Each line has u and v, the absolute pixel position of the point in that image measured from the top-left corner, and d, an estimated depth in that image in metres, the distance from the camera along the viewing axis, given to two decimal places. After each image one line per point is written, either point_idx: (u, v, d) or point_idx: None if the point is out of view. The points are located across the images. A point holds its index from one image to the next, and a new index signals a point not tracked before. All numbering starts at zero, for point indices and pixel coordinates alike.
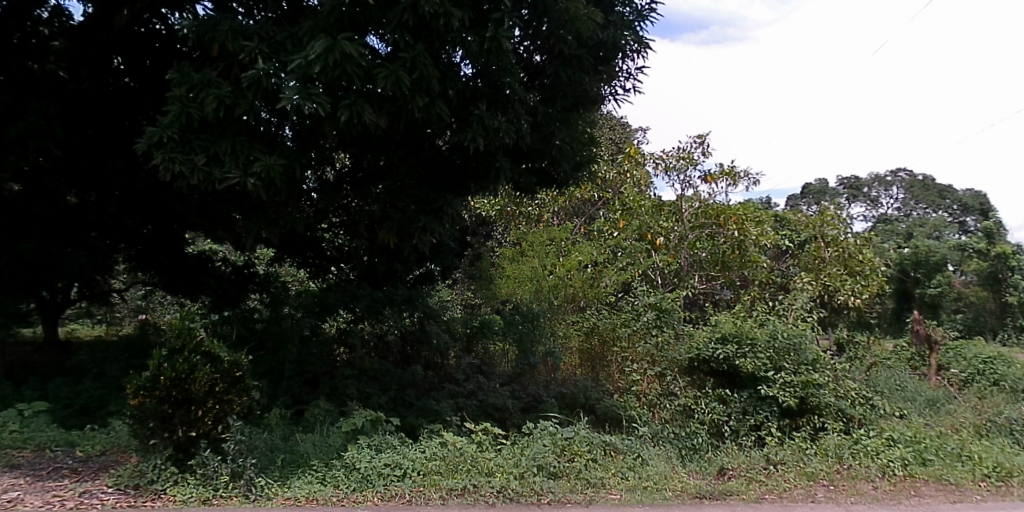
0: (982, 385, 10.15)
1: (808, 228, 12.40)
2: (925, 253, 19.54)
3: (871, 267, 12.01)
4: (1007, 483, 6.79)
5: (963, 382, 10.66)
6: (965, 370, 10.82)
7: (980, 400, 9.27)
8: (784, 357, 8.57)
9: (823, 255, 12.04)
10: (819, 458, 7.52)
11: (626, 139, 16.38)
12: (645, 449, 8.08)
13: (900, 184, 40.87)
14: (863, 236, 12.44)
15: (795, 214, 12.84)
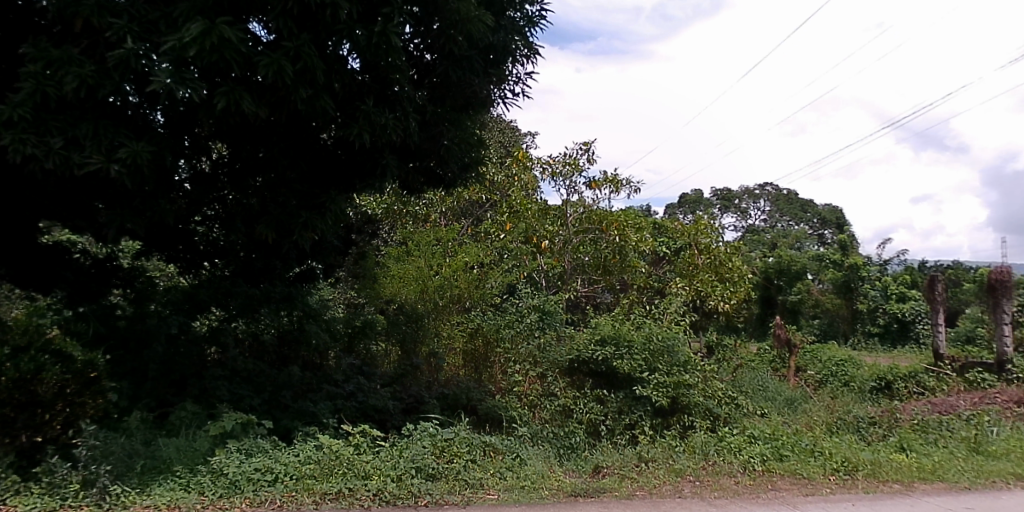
0: (835, 385, 10.91)
1: (684, 236, 12.80)
2: (786, 262, 24.92)
3: (738, 275, 12.87)
4: (853, 476, 7.26)
5: (818, 382, 11.41)
6: (820, 372, 11.67)
7: (831, 399, 9.97)
8: (658, 358, 8.92)
9: (696, 262, 12.62)
10: (686, 454, 7.90)
11: (515, 142, 16.62)
12: (523, 449, 8.16)
13: (767, 198, 44.02)
14: (732, 244, 13.18)
15: (672, 220, 13.09)
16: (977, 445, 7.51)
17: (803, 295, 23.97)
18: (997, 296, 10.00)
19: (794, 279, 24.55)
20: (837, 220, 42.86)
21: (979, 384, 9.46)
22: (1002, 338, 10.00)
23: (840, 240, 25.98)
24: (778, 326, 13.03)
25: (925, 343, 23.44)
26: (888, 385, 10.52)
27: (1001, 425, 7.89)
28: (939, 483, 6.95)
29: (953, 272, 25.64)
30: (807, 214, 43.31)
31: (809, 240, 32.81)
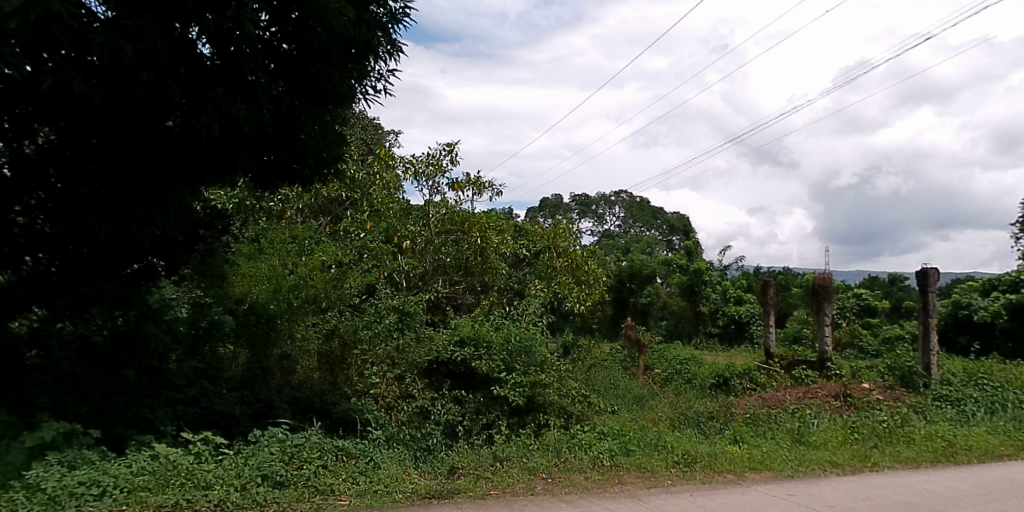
0: (679, 383, 11.60)
1: (543, 239, 13.15)
2: (638, 267, 27.86)
3: (593, 277, 13.41)
4: (692, 467, 7.66)
5: (665, 380, 12.10)
6: (666, 371, 12.39)
7: (674, 396, 10.57)
8: (516, 359, 9.12)
9: (555, 265, 13.01)
10: (540, 452, 8.06)
11: (377, 139, 16.54)
12: (378, 452, 8.02)
13: (620, 204, 46.62)
14: (588, 248, 13.77)
15: (532, 224, 13.59)
16: (801, 435, 8.12)
17: (653, 297, 26.92)
18: (819, 299, 10.87)
19: (643, 283, 27.84)
20: (685, 228, 45.92)
21: (803, 379, 10.31)
22: (821, 339, 10.86)
23: (686, 246, 28.21)
24: (629, 327, 13.86)
25: (758, 342, 25.60)
26: (725, 382, 11.29)
27: (820, 416, 8.63)
28: (767, 471, 7.48)
29: (785, 279, 28.17)
30: (657, 221, 46.02)
31: (658, 247, 34.96)
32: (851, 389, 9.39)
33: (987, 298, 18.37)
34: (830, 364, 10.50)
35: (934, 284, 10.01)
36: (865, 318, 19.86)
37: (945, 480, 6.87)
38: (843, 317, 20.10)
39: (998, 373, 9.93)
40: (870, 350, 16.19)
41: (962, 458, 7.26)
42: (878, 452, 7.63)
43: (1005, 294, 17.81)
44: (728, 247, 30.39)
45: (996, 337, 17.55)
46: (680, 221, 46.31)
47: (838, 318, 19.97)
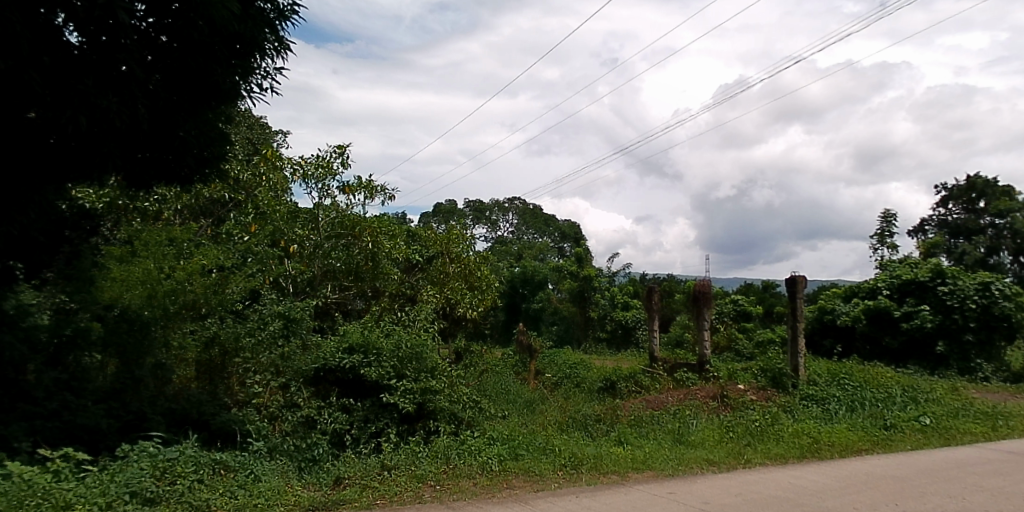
0: (568, 387, 11.82)
1: (437, 244, 13.27)
2: (530, 273, 28.94)
3: (486, 283, 13.85)
4: (579, 470, 7.77)
5: (555, 384, 12.31)
6: (557, 375, 12.66)
7: (564, 399, 10.76)
8: (407, 365, 9.07)
9: (448, 270, 13.13)
10: (428, 460, 7.96)
11: (264, 139, 16.04)
12: (259, 464, 7.71)
13: (514, 211, 47.38)
14: (481, 254, 14.05)
15: (425, 230, 13.62)
16: (681, 435, 8.43)
17: (545, 304, 27.92)
18: (698, 306, 11.40)
19: (534, 289, 28.87)
20: (575, 235, 47.26)
21: (684, 381, 10.78)
22: (700, 343, 11.36)
23: (577, 253, 29.39)
24: (521, 332, 14.07)
25: (644, 346, 26.67)
26: (613, 385, 11.62)
27: (699, 417, 9.02)
28: (649, 471, 7.69)
29: (669, 285, 29.47)
30: (549, 228, 47.29)
31: (550, 254, 36.57)
32: (727, 390, 9.90)
33: (849, 303, 19.91)
34: (708, 367, 11.03)
35: (801, 292, 10.79)
36: (741, 322, 21.05)
37: (810, 475, 7.29)
38: (722, 321, 21.19)
39: (857, 373, 10.74)
40: (746, 352, 17.18)
41: (825, 454, 7.70)
42: (751, 449, 8.00)
43: (863, 300, 19.36)
44: (618, 254, 31.42)
45: (855, 340, 19.05)
46: (570, 229, 48.22)
47: (717, 322, 21.04)
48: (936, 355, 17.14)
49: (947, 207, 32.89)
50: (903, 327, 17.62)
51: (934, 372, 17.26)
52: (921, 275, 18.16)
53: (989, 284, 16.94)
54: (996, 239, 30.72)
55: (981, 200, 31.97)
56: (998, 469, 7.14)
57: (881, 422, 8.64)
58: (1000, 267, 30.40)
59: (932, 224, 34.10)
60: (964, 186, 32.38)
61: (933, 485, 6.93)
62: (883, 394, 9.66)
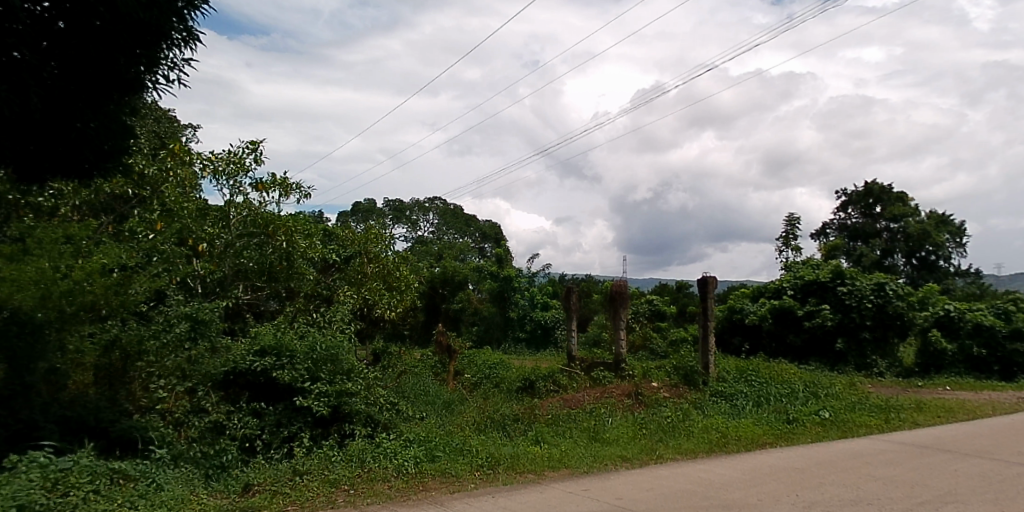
0: (487, 387, 11.84)
1: (354, 244, 13.28)
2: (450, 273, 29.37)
3: (405, 283, 13.86)
4: (496, 470, 7.68)
5: (473, 385, 12.34)
6: (476, 376, 12.74)
7: (482, 400, 10.79)
8: (322, 367, 8.93)
9: (365, 270, 13.12)
10: (342, 464, 7.79)
11: (172, 133, 15.46)
12: (161, 473, 7.39)
13: (435, 211, 47.30)
14: (400, 254, 14.15)
15: (342, 230, 13.63)
16: (596, 432, 8.55)
17: (466, 304, 28.32)
18: (616, 306, 11.61)
19: (455, 289, 29.26)
20: (496, 236, 47.53)
21: (601, 380, 10.98)
22: (617, 342, 11.60)
23: (496, 253, 30.84)
24: (439, 333, 14.06)
25: (562, 346, 27.19)
26: (532, 384, 11.73)
27: (613, 414, 9.20)
28: (565, 469, 7.71)
29: (587, 286, 30.00)
30: (469, 228, 47.67)
31: (470, 253, 36.74)
32: (642, 388, 10.14)
33: (757, 303, 20.73)
34: (624, 366, 11.28)
35: (713, 292, 11.15)
36: (655, 321, 21.60)
37: (717, 468, 7.51)
38: (638, 321, 21.69)
39: (763, 370, 11.22)
40: (660, 351, 17.74)
41: (732, 448, 7.97)
42: (662, 445, 8.17)
43: (769, 300, 20.20)
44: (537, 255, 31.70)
45: (762, 338, 19.88)
46: (491, 229, 48.34)
47: (633, 322, 21.47)
48: (835, 352, 18.12)
49: (846, 211, 34.71)
50: (806, 326, 18.52)
51: (835, 368, 18.23)
52: (822, 275, 19.05)
53: (883, 285, 17.96)
54: (889, 242, 32.72)
55: (877, 205, 33.79)
56: (890, 458, 7.56)
57: (785, 416, 9.02)
58: (894, 269, 32.46)
59: (833, 227, 35.95)
60: (861, 191, 34.14)
61: (830, 476, 7.25)
62: (786, 389, 10.10)
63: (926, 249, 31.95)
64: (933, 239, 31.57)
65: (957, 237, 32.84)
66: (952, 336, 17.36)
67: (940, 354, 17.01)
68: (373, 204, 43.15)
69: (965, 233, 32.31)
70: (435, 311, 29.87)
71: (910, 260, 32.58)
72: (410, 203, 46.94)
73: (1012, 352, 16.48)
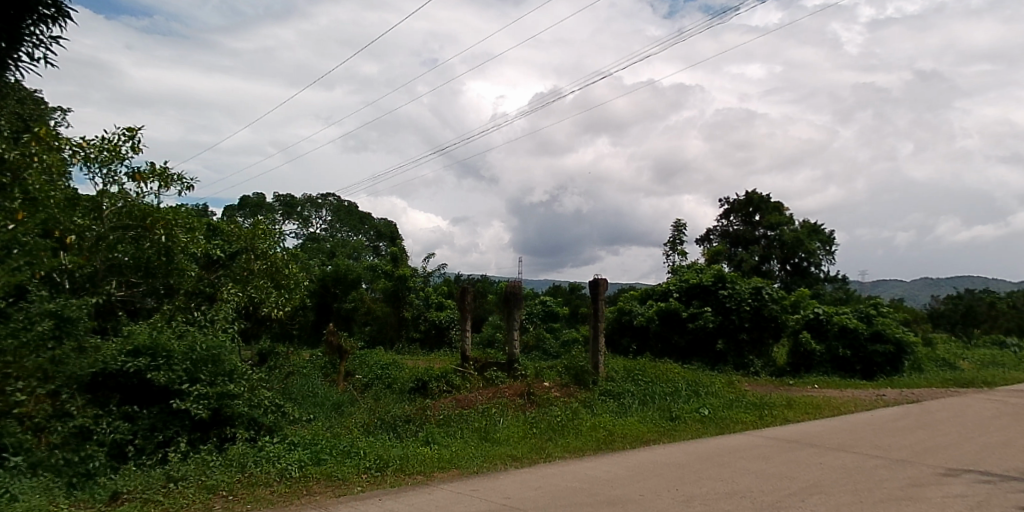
0: (379, 388, 11.74)
1: (241, 239, 12.66)
2: (343, 271, 29.63)
3: (294, 281, 13.44)
4: (384, 472, 7.40)
5: (364, 386, 12.19)
6: (367, 377, 12.62)
7: (374, 400, 10.65)
8: (201, 368, 8.57)
9: (252, 267, 12.62)
10: (220, 469, 7.41)
11: (35, 115, 14.30)
12: (15, 482, 6.74)
13: (328, 207, 46.39)
14: (289, 252, 13.74)
15: (228, 224, 13.02)
16: (486, 432, 8.54)
17: (357, 303, 28.29)
18: (510, 307, 11.74)
19: (348, 289, 29.30)
20: (391, 235, 46.86)
21: (493, 379, 11.12)
22: (510, 342, 11.73)
23: (393, 252, 30.86)
24: (330, 333, 13.78)
25: (456, 346, 27.28)
26: (425, 385, 11.69)
27: (504, 414, 9.26)
28: (454, 470, 7.49)
29: (481, 286, 30.13)
30: (363, 226, 47.00)
31: (363, 252, 36.17)
32: (533, 387, 10.31)
33: (645, 305, 21.51)
34: (517, 366, 11.46)
35: (603, 293, 11.48)
36: (548, 322, 21.97)
37: (603, 465, 7.61)
38: (531, 322, 21.99)
39: (649, 369, 11.64)
40: (552, 352, 18.24)
41: (618, 445, 8.16)
42: (552, 444, 8.21)
43: (656, 302, 21.02)
44: (432, 255, 31.54)
45: (649, 338, 20.66)
46: (386, 227, 48.18)
47: (526, 323, 21.74)
48: (716, 352, 19.15)
49: (728, 218, 36.59)
50: (690, 327, 19.42)
51: (715, 368, 19.22)
52: (705, 279, 19.96)
53: (759, 289, 19.26)
54: (766, 249, 34.80)
55: (757, 214, 35.78)
56: (762, 453, 7.98)
57: (668, 413, 9.39)
58: (771, 274, 34.59)
59: (716, 234, 37.79)
60: (742, 200, 36.04)
61: (708, 471, 7.53)
62: (670, 388, 10.51)
63: (799, 256, 34.27)
64: (805, 247, 33.91)
65: (826, 246, 35.42)
66: (820, 337, 18.49)
67: (809, 354, 18.14)
68: (262, 200, 41.55)
69: (833, 241, 34.88)
70: (328, 310, 29.88)
71: (784, 266, 34.84)
72: (302, 200, 45.57)
73: (873, 352, 17.57)
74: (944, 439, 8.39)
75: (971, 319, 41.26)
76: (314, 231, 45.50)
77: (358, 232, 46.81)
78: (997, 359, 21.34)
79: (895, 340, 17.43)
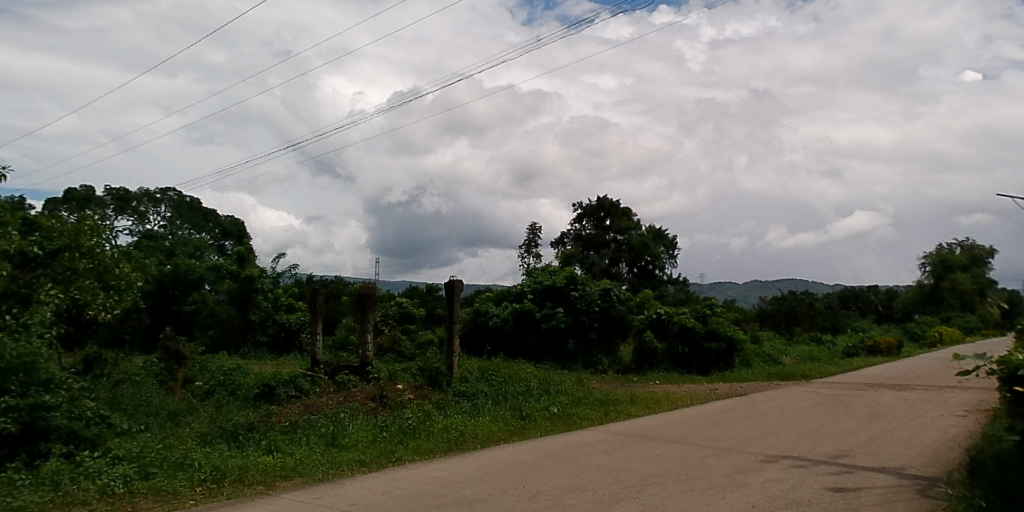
0: (222, 395, 11.33)
1: (64, 236, 11.64)
2: (183, 270, 28.69)
3: (126, 282, 12.68)
4: (220, 484, 6.97)
5: (205, 394, 11.92)
6: (209, 384, 12.25)
7: (214, 409, 10.21)
8: (12, 378, 7.74)
9: (76, 267, 11.63)
10: (29, 488, 6.70)
11: None
12: None
13: (167, 203, 43.66)
14: (119, 251, 12.91)
15: (48, 218, 11.84)
16: (334, 438, 8.32)
17: (198, 306, 27.69)
18: (363, 308, 11.68)
19: (188, 290, 28.43)
20: (237, 232, 44.96)
21: (345, 384, 11.02)
22: (363, 345, 11.82)
23: (239, 251, 29.62)
24: (167, 337, 13.07)
25: (306, 349, 26.49)
26: (271, 390, 11.30)
27: (353, 418, 9.12)
28: (297, 479, 7.19)
29: (333, 288, 29.69)
30: (208, 224, 44.71)
31: (207, 250, 34.34)
32: (386, 391, 10.27)
33: (500, 306, 21.92)
34: (370, 371, 11.49)
35: (458, 295, 11.60)
36: (403, 324, 21.65)
37: (452, 466, 7.58)
38: (385, 324, 21.47)
39: (502, 370, 11.93)
40: (408, 354, 18.33)
41: (468, 446, 8.21)
42: (402, 448, 8.11)
43: (511, 303, 21.45)
44: (281, 254, 30.30)
45: (504, 339, 20.96)
46: (233, 225, 46.19)
47: (380, 324, 21.33)
48: (567, 352, 19.81)
49: (581, 222, 38.09)
50: (543, 327, 19.94)
51: (566, 366, 19.92)
52: (557, 281, 20.51)
53: (608, 290, 20.27)
54: (616, 252, 36.52)
55: (606, 218, 37.66)
56: (605, 448, 8.33)
57: (519, 412, 9.60)
58: (619, 275, 36.21)
59: (569, 236, 39.09)
60: (595, 205, 37.71)
61: (554, 467, 7.73)
62: (522, 387, 10.78)
63: (645, 259, 36.15)
64: (650, 250, 35.79)
65: (670, 250, 37.67)
66: (662, 335, 19.74)
67: (652, 352, 19.39)
68: (89, 193, 38.11)
69: (675, 245, 37.24)
70: (167, 312, 28.76)
71: (632, 269, 36.56)
72: (137, 193, 42.41)
73: (707, 350, 19.29)
74: (766, 428, 9.16)
75: (793, 318, 45.29)
76: (150, 227, 42.51)
77: (203, 229, 44.23)
78: (815, 354, 23.72)
79: (727, 338, 19.24)
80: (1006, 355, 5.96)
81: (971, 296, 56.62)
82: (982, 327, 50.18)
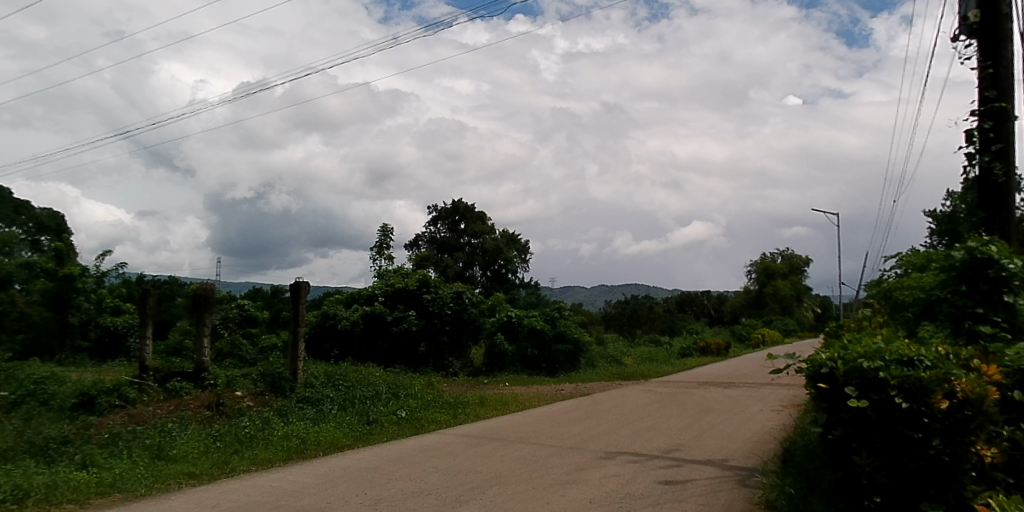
0: (32, 406, 10.32)
1: None
2: None
3: None
4: (21, 505, 6.28)
5: (11, 405, 10.80)
6: (16, 394, 11.11)
7: (22, 421, 9.23)
8: None
9: None
10: None
11: None
12: None
13: None
14: None
15: None
16: (160, 450, 7.79)
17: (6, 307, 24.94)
18: (200, 310, 11.16)
19: None
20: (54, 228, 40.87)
21: (177, 392, 10.47)
22: (199, 350, 11.31)
23: (57, 247, 27.23)
24: None
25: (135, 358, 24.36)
26: (90, 400, 10.42)
27: (185, 428, 8.63)
28: (115, 496, 6.66)
29: (166, 290, 28.34)
30: (20, 217, 40.34)
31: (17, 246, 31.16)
32: (224, 398, 9.78)
33: (351, 309, 21.09)
34: (206, 377, 10.98)
35: (303, 296, 11.35)
36: (246, 327, 20.61)
37: (290, 476, 7.32)
38: (227, 327, 20.33)
39: (350, 374, 11.78)
40: (249, 358, 17.47)
41: (310, 454, 7.98)
42: (237, 458, 7.75)
43: (361, 307, 20.95)
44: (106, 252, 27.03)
45: (353, 343, 20.43)
46: (50, 220, 42.45)
47: (220, 329, 20.28)
48: (417, 355, 19.77)
49: (435, 226, 38.20)
50: (393, 331, 19.77)
51: (416, 369, 19.86)
52: (410, 283, 20.63)
53: (460, 294, 20.61)
54: (470, 256, 36.99)
55: (461, 221, 37.98)
56: (450, 450, 8.41)
57: (365, 418, 9.49)
58: (471, 279, 36.76)
59: (424, 239, 38.99)
60: (450, 208, 37.89)
61: (398, 472, 7.69)
62: (370, 392, 10.70)
63: (499, 262, 36.90)
64: (504, 254, 36.65)
65: (523, 255, 38.66)
66: (512, 337, 20.28)
67: (502, 354, 19.77)
68: None
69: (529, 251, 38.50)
70: None
71: (485, 273, 37.10)
72: None
73: (553, 351, 20.17)
74: (605, 426, 9.62)
75: (634, 321, 47.99)
76: None
77: (14, 223, 39.66)
78: (652, 354, 25.38)
79: (573, 340, 20.32)
80: (812, 353, 6.51)
81: (790, 301, 62.69)
82: (798, 329, 55.76)
